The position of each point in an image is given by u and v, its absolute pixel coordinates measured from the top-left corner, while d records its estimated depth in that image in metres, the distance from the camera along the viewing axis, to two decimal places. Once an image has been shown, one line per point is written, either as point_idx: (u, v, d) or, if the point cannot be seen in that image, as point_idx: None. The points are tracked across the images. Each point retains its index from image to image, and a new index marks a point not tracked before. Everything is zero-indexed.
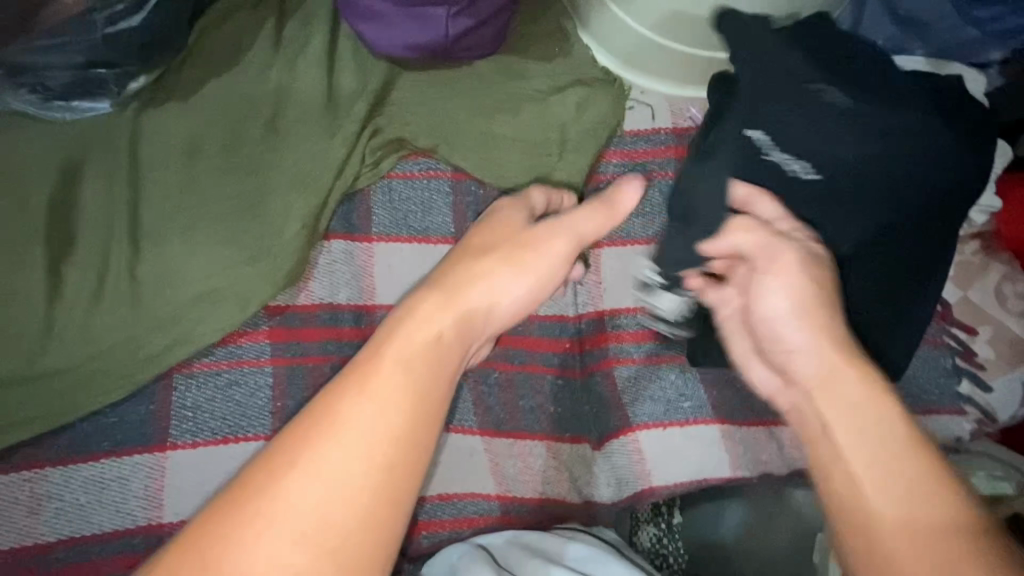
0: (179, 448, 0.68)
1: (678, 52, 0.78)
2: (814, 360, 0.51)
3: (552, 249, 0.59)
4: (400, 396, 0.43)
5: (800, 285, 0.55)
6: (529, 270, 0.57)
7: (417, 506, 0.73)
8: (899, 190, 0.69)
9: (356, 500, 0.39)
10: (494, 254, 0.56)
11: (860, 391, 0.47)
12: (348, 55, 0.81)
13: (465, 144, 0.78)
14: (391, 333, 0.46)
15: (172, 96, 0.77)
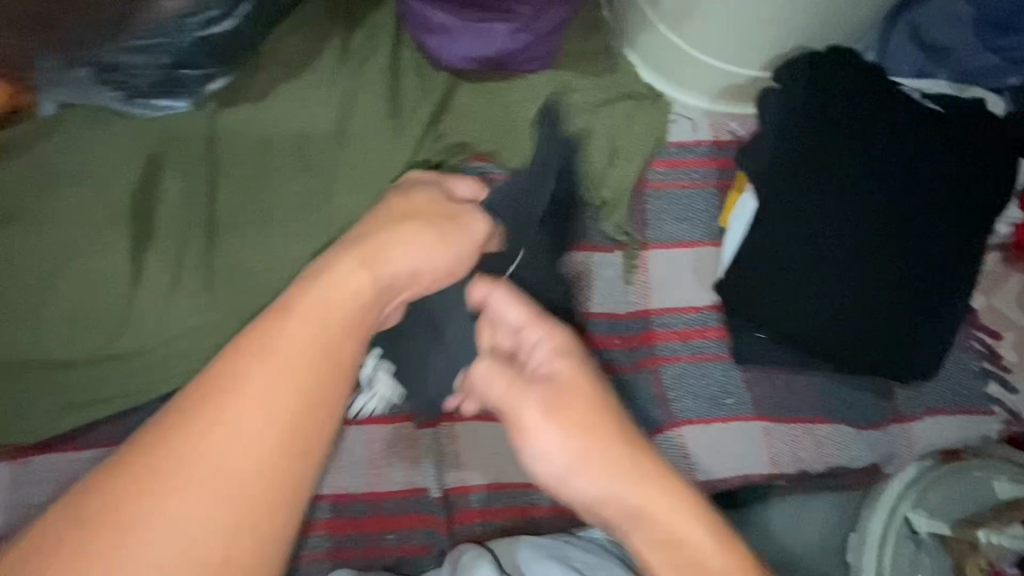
0: None
1: (722, 69, 0.82)
2: (625, 496, 0.52)
3: (393, 260, 0.60)
4: (292, 373, 0.51)
5: (561, 427, 0.54)
6: (377, 278, 0.59)
7: (472, 494, 0.77)
8: (927, 200, 0.75)
9: (229, 462, 0.48)
10: (361, 259, 0.59)
11: (626, 470, 0.52)
12: (413, 66, 0.85)
13: (523, 151, 0.83)
14: (281, 313, 0.54)
15: (246, 98, 0.81)
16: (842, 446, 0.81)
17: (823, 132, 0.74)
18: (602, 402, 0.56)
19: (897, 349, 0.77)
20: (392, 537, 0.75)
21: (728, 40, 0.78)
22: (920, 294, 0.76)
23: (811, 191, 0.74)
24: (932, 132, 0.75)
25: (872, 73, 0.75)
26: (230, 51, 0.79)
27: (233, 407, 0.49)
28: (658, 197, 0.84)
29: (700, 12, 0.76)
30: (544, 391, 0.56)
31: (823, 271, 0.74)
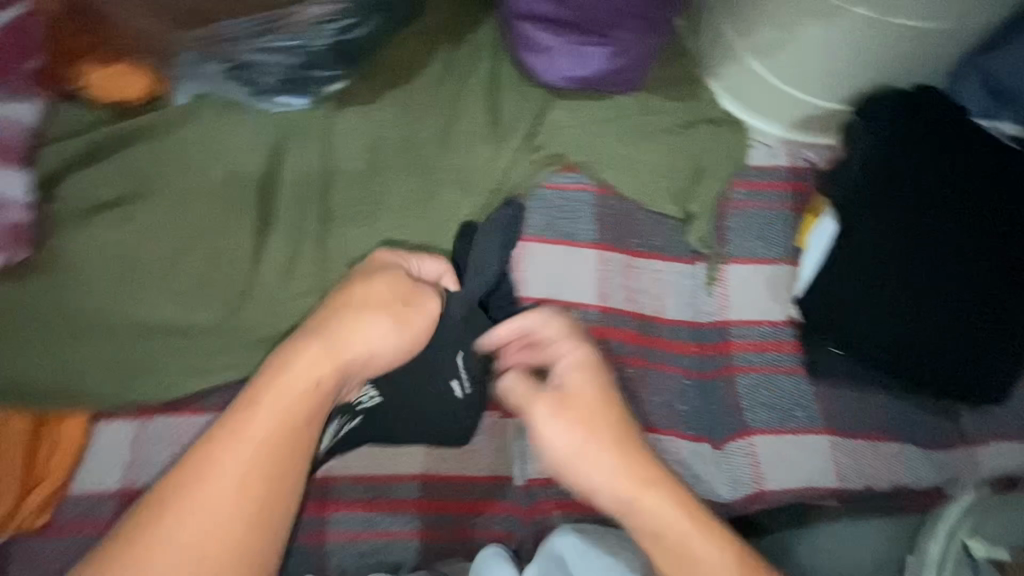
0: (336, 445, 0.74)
1: (804, 101, 0.88)
2: (623, 485, 0.61)
3: (358, 347, 0.62)
4: (267, 449, 0.59)
5: (571, 427, 0.62)
6: (332, 364, 0.61)
7: (550, 487, 0.78)
8: (998, 227, 0.79)
9: (224, 513, 0.57)
10: (320, 349, 0.61)
11: (629, 465, 0.62)
12: (512, 82, 0.91)
13: (613, 165, 0.88)
14: (245, 404, 0.60)
15: (358, 101, 0.87)
16: (909, 464, 0.84)
17: (899, 158, 0.79)
18: (602, 408, 0.63)
19: (961, 368, 0.80)
20: (476, 521, 0.77)
21: (813, 75, 0.84)
22: (985, 319, 0.79)
23: (886, 212, 0.79)
24: (1003, 165, 0.80)
25: (948, 108, 0.81)
26: (349, 53, 0.83)
27: (209, 476, 0.57)
28: (738, 216, 0.88)
29: (792, 46, 0.82)
30: (554, 398, 0.63)
31: (896, 288, 0.79)
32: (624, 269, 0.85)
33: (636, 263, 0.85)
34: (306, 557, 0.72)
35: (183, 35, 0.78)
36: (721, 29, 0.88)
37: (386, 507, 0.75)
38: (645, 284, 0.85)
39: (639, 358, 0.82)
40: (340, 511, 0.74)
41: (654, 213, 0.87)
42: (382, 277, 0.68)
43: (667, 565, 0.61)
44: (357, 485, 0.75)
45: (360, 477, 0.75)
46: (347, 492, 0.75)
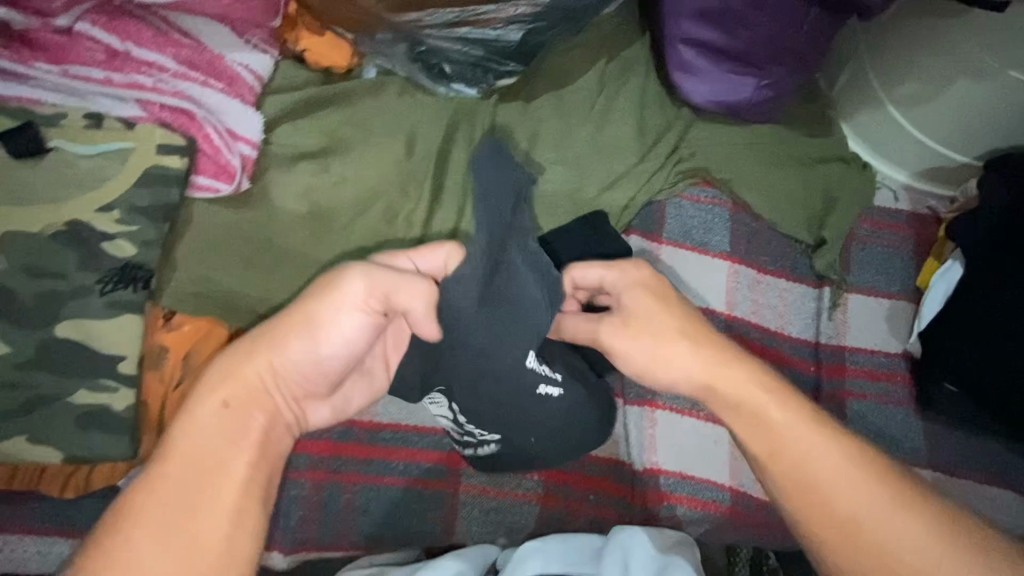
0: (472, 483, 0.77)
1: (937, 152, 0.93)
2: (702, 374, 0.59)
3: (270, 354, 0.55)
4: (198, 454, 0.51)
5: (640, 330, 0.61)
6: (245, 378, 0.54)
7: (661, 477, 0.83)
8: None
9: (179, 536, 0.48)
10: (226, 365, 0.54)
11: (713, 349, 0.60)
12: (656, 100, 0.99)
13: (748, 186, 0.94)
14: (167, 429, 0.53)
15: (519, 96, 0.95)
16: (1012, 512, 0.85)
17: None
18: (667, 308, 0.62)
19: None
20: (592, 498, 0.81)
21: (950, 129, 0.90)
22: None
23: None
24: None
25: None
26: (526, 53, 0.90)
27: (145, 510, 0.49)
28: (861, 250, 0.94)
29: (937, 101, 0.87)
30: (616, 322, 0.63)
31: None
32: (752, 282, 0.91)
33: (764, 279, 0.92)
34: (441, 504, 0.76)
35: (393, 18, 0.83)
36: (863, 76, 0.95)
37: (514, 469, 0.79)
38: (770, 298, 0.91)
39: None
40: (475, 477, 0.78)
41: (782, 235, 0.94)
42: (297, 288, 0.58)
43: (759, 448, 0.57)
44: None
45: None
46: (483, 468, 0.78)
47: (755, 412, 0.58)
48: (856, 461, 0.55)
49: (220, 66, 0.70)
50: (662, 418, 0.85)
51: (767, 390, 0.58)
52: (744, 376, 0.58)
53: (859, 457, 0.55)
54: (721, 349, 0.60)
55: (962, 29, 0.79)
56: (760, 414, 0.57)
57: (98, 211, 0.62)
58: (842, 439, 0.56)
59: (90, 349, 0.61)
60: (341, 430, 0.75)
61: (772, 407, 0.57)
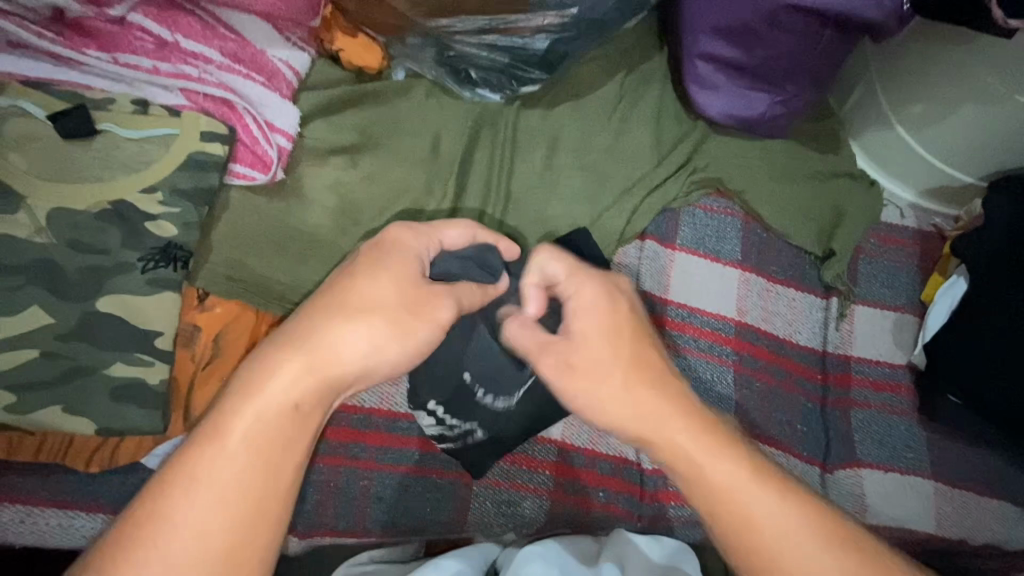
0: (483, 480, 0.78)
1: (942, 172, 0.97)
2: (649, 430, 0.55)
3: (349, 352, 0.50)
4: (258, 447, 0.48)
5: (589, 379, 0.56)
6: (320, 377, 0.50)
7: (669, 477, 0.84)
8: None
9: (214, 531, 0.46)
10: (299, 356, 0.50)
11: (655, 405, 0.55)
12: (672, 112, 1.02)
13: (760, 198, 0.97)
14: (221, 406, 0.49)
15: (542, 103, 0.99)
16: (1011, 525, 0.86)
17: None
18: (625, 335, 0.57)
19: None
20: (601, 495, 0.82)
21: (956, 150, 0.93)
22: None
23: None
24: None
25: None
26: (550, 60, 0.92)
27: (194, 494, 0.46)
28: (868, 263, 0.97)
29: (942, 122, 0.91)
30: (560, 347, 0.57)
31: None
32: (762, 291, 0.94)
33: (773, 288, 0.94)
34: (456, 496, 0.76)
35: (426, 24, 0.87)
36: (874, 97, 0.99)
37: (525, 462, 0.80)
38: (779, 307, 0.94)
39: (768, 373, 0.90)
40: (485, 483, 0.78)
41: (792, 246, 0.96)
42: (379, 273, 0.53)
43: (710, 509, 0.53)
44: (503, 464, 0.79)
45: (508, 460, 0.80)
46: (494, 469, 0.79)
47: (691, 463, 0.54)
48: (803, 516, 0.52)
49: (262, 61, 0.73)
50: None
51: (706, 445, 0.54)
52: (677, 430, 0.54)
53: (809, 530, 0.51)
54: (665, 399, 0.55)
55: (971, 55, 0.83)
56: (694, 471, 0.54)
57: (144, 191, 0.65)
58: (787, 491, 0.52)
59: (128, 324, 0.63)
60: (361, 416, 0.76)
61: (714, 463, 0.53)
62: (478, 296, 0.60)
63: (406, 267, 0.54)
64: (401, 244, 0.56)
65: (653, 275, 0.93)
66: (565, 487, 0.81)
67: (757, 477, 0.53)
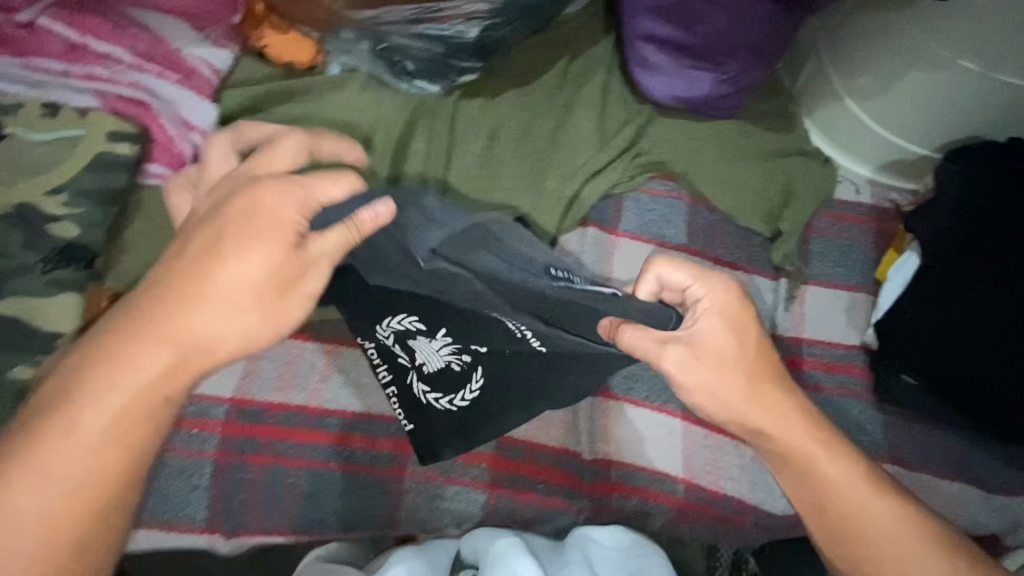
0: (414, 475, 0.77)
1: (896, 145, 0.93)
2: (763, 427, 0.67)
3: (210, 340, 0.53)
4: (116, 429, 0.52)
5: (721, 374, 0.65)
6: (184, 366, 0.53)
7: (613, 468, 0.83)
8: None
9: (70, 509, 0.51)
10: (160, 344, 0.52)
11: (783, 409, 0.67)
12: (618, 94, 1.00)
13: (706, 179, 0.95)
14: (77, 387, 0.52)
15: (483, 93, 0.97)
16: (967, 506, 0.84)
17: (986, 204, 0.82)
18: (733, 340, 0.65)
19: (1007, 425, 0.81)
20: (540, 486, 0.81)
21: (909, 122, 0.89)
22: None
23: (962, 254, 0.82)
24: None
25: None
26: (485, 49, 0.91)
27: (48, 470, 0.51)
28: (821, 242, 0.94)
29: (890, 94, 0.88)
30: (684, 348, 0.63)
31: (956, 331, 0.81)
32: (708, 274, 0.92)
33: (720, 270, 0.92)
34: (388, 492, 0.76)
35: (353, 15, 0.86)
36: (824, 71, 0.96)
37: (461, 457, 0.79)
38: None
39: None
40: (417, 478, 0.77)
41: (741, 227, 0.94)
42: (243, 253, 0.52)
43: (813, 501, 0.68)
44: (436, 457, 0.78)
45: None
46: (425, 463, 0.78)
47: (812, 463, 0.67)
48: (889, 505, 0.67)
49: (176, 59, 0.73)
50: (614, 409, 0.85)
51: (824, 447, 0.68)
52: (797, 429, 0.67)
53: (896, 517, 0.66)
54: (794, 405, 0.68)
55: (914, 21, 0.79)
56: (813, 468, 0.67)
57: (48, 193, 0.65)
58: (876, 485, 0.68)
59: (32, 326, 0.63)
60: (288, 415, 0.75)
61: (829, 462, 0.67)
62: (350, 236, 0.54)
63: (276, 244, 0.52)
64: (274, 211, 0.53)
65: (594, 263, 0.92)
66: (503, 480, 0.80)
67: (858, 472, 0.68)
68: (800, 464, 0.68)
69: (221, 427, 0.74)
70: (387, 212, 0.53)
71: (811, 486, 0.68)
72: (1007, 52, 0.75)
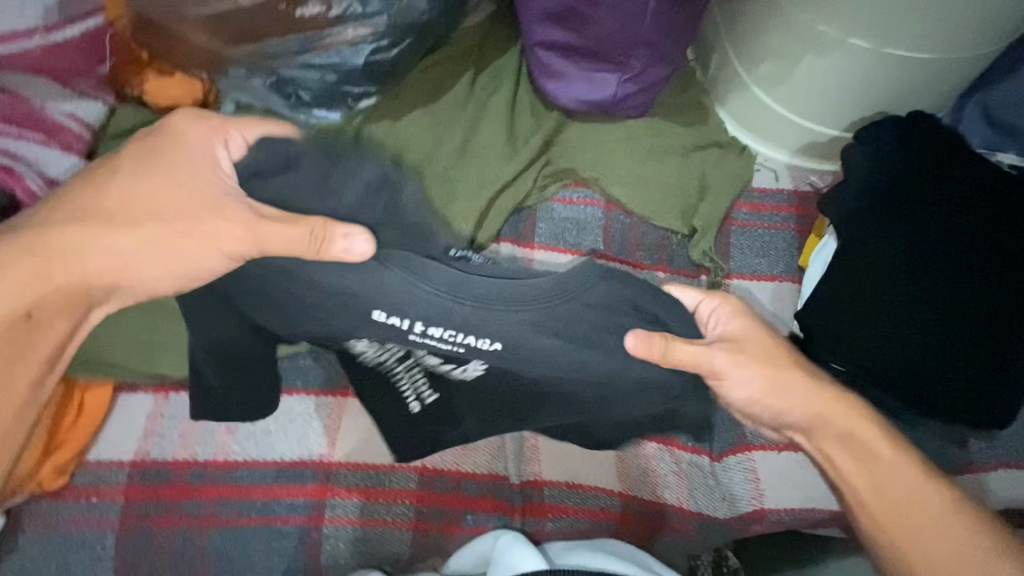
0: (333, 522, 0.75)
1: (808, 129, 0.92)
2: (795, 414, 0.63)
3: (98, 265, 0.56)
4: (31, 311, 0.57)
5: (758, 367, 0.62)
6: (84, 270, 0.56)
7: (546, 489, 0.81)
8: (991, 268, 0.77)
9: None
10: (43, 254, 0.56)
11: (825, 399, 0.62)
12: (527, 103, 0.98)
13: (621, 182, 0.93)
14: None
15: (387, 115, 0.95)
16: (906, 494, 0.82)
17: (898, 182, 0.80)
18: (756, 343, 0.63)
19: (945, 407, 0.78)
20: (468, 516, 0.78)
21: (816, 105, 0.88)
22: (961, 361, 0.77)
23: (876, 236, 0.80)
24: (1006, 207, 0.78)
25: (948, 138, 0.81)
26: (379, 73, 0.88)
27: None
28: (741, 234, 0.93)
29: (792, 78, 0.86)
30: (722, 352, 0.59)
31: (875, 316, 0.79)
32: (628, 278, 0.90)
33: (639, 273, 0.91)
34: (304, 541, 0.74)
35: (235, 52, 0.83)
36: (729, 60, 0.94)
37: (381, 495, 0.77)
38: None
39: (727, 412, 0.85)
40: (336, 524, 0.75)
41: (658, 227, 0.92)
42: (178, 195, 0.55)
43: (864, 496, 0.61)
44: (350, 501, 0.76)
45: (362, 494, 0.76)
46: (342, 507, 0.75)
47: (867, 448, 0.61)
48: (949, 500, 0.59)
49: (40, 116, 0.78)
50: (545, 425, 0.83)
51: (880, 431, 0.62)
52: (846, 409, 0.62)
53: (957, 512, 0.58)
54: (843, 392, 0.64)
55: (801, 6, 0.77)
56: (869, 455, 0.61)
57: None
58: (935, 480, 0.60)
59: None
60: (194, 471, 0.74)
61: (883, 445, 0.61)
62: (312, 247, 0.50)
63: (196, 188, 0.54)
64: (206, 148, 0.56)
65: None
66: (429, 516, 0.77)
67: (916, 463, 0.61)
68: (853, 450, 0.62)
69: (123, 492, 0.72)
70: (364, 248, 0.50)
71: (864, 475, 0.61)
72: (893, 31, 0.74)
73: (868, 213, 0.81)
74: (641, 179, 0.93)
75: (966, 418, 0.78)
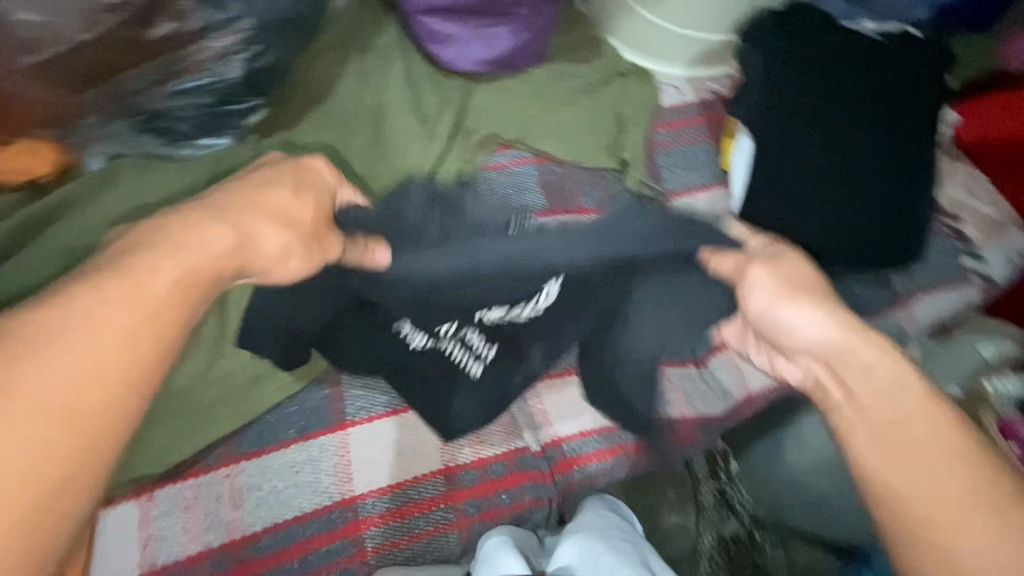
0: (377, 551, 0.73)
1: (697, 38, 0.95)
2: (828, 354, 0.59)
3: (221, 251, 0.49)
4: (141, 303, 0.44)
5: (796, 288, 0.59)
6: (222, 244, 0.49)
7: (565, 445, 0.83)
8: (877, 130, 0.87)
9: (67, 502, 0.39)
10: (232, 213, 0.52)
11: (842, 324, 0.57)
12: (424, 76, 0.92)
13: (544, 135, 0.93)
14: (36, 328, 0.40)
15: (283, 126, 0.86)
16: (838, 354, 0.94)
17: (789, 71, 0.87)
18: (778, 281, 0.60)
19: (871, 259, 0.89)
20: (505, 496, 0.79)
21: (698, 12, 0.92)
22: (874, 216, 0.87)
23: (784, 125, 0.86)
24: (877, 72, 0.88)
25: (817, 22, 0.88)
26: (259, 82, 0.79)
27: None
28: (665, 155, 0.98)
29: None
30: None
31: (801, 197, 0.86)
32: None
33: None
34: None
35: (83, 98, 0.72)
36: None
37: (416, 509, 0.76)
38: None
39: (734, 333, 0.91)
40: (381, 554, 0.74)
41: (591, 167, 0.93)
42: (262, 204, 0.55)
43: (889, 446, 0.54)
44: (386, 526, 0.74)
45: (395, 516, 0.75)
46: (381, 535, 0.74)
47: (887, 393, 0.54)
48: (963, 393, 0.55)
49: None
50: (546, 387, 0.85)
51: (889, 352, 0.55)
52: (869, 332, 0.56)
53: None
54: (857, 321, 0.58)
55: None
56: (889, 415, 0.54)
57: None
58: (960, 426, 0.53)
59: None
60: (214, 560, 0.69)
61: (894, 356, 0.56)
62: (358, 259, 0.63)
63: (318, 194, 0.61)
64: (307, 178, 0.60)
65: None
66: (468, 511, 0.77)
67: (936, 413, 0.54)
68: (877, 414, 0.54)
69: None
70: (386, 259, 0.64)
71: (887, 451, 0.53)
72: None
73: (771, 105, 0.87)
74: (563, 125, 0.93)
75: (888, 263, 0.90)
